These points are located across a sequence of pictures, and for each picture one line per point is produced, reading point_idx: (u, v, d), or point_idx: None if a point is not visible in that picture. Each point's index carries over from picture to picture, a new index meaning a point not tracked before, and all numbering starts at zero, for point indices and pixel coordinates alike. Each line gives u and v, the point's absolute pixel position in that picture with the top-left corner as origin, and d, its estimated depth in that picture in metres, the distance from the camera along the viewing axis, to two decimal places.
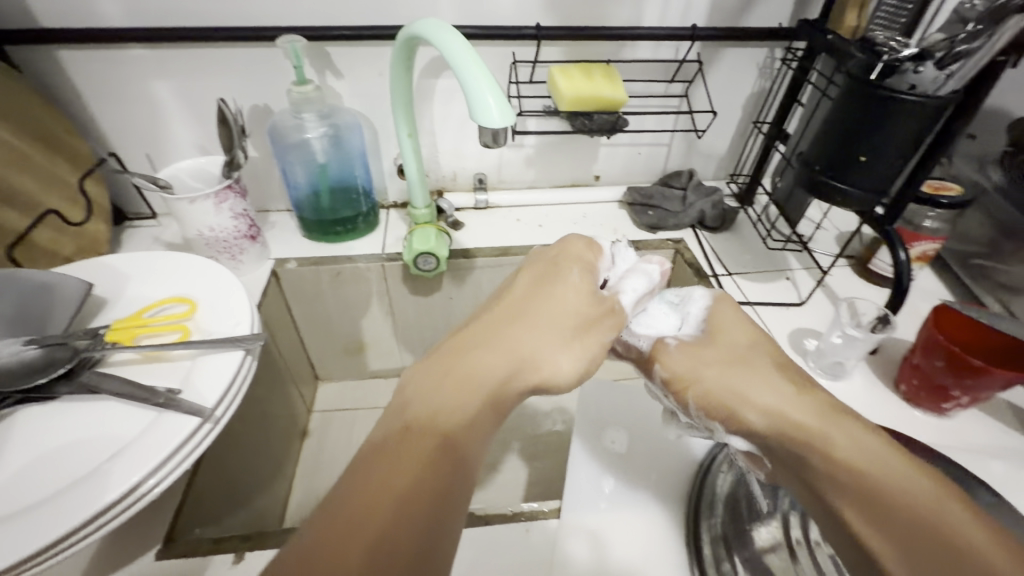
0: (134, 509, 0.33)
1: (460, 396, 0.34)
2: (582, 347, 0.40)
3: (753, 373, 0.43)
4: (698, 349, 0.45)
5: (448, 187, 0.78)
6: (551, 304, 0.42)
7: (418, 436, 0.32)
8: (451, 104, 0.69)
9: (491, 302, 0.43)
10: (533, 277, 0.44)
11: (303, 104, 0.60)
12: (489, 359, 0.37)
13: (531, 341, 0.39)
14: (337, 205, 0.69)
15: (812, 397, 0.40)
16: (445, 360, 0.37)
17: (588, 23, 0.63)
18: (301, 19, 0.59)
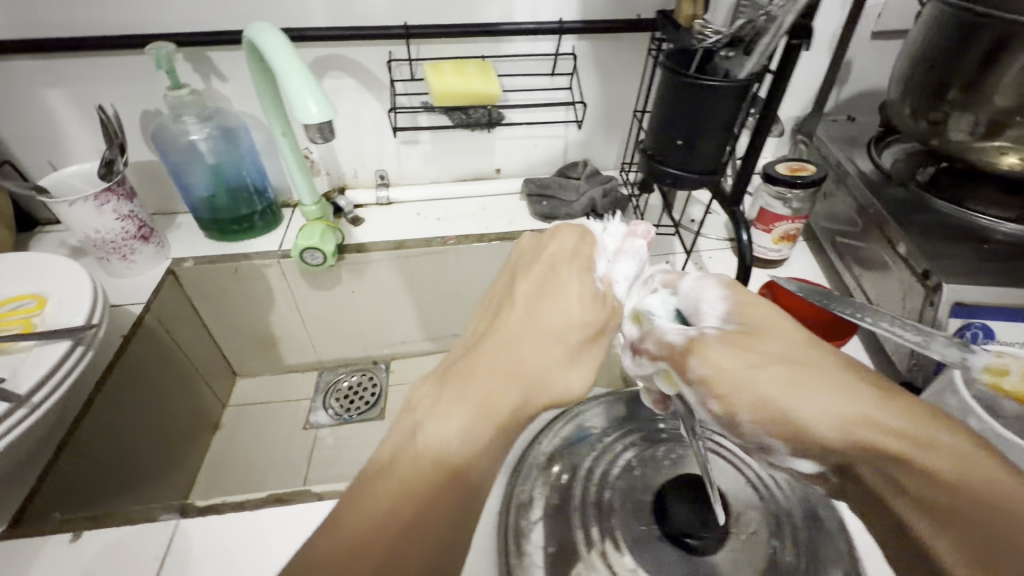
0: None
1: (471, 421, 0.33)
2: (590, 358, 0.39)
3: (815, 370, 0.34)
4: (732, 346, 0.36)
5: (350, 184, 0.80)
6: (556, 313, 0.39)
7: (426, 467, 0.31)
8: (339, 102, 0.71)
9: (497, 310, 0.40)
10: (539, 281, 0.41)
11: (180, 107, 0.62)
12: (502, 378, 0.35)
13: (540, 358, 0.37)
14: (232, 204, 0.71)
15: (887, 397, 0.32)
16: (455, 376, 0.35)
17: (459, 21, 0.65)
18: (174, 25, 0.61)
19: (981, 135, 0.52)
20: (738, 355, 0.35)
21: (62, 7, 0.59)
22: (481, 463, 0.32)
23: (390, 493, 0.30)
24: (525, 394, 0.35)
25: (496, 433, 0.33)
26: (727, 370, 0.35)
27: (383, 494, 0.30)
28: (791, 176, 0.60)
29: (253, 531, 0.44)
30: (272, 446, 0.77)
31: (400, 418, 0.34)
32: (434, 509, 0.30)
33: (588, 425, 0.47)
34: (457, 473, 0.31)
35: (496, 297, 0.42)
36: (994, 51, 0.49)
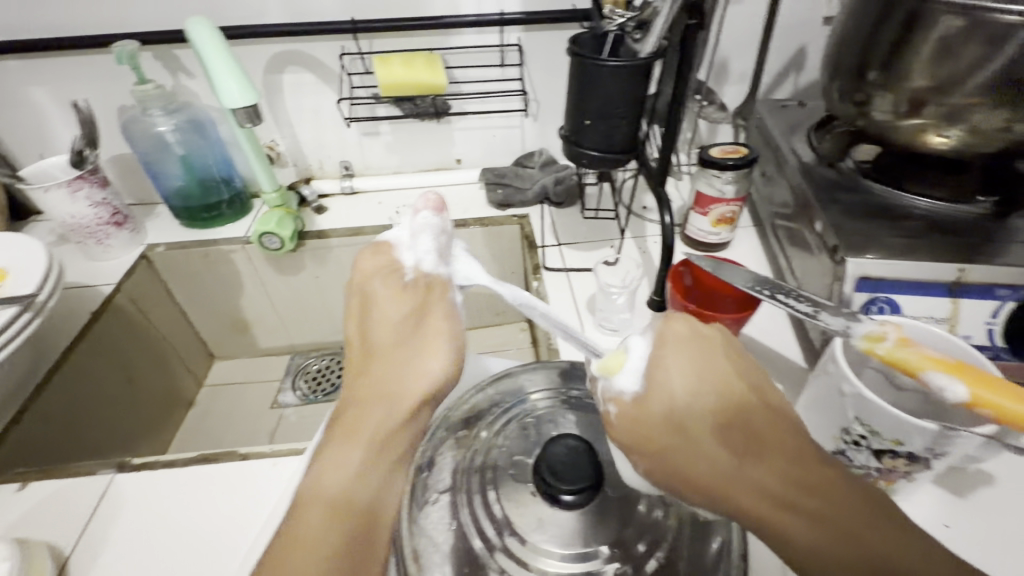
0: None
1: (347, 451, 0.35)
2: (439, 342, 0.41)
3: (707, 442, 0.32)
4: (626, 416, 0.34)
5: (316, 175, 0.84)
6: (393, 332, 0.41)
7: (318, 510, 0.33)
8: (300, 95, 0.75)
9: (364, 342, 0.43)
10: (360, 303, 0.44)
11: (146, 101, 0.68)
12: (368, 406, 0.38)
13: (393, 370, 0.39)
14: (201, 194, 0.76)
15: (771, 466, 0.31)
16: (335, 423, 0.38)
17: (405, 15, 0.68)
18: (140, 26, 0.66)
19: (904, 115, 0.52)
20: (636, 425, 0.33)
21: (37, 10, 0.64)
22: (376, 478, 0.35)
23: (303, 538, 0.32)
24: (391, 405, 0.38)
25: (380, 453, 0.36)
26: (627, 436, 0.34)
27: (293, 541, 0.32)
28: (723, 158, 0.61)
29: (178, 486, 0.48)
30: (240, 423, 0.81)
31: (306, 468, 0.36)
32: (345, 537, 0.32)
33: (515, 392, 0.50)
34: (344, 504, 0.33)
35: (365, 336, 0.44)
36: (908, 28, 0.49)
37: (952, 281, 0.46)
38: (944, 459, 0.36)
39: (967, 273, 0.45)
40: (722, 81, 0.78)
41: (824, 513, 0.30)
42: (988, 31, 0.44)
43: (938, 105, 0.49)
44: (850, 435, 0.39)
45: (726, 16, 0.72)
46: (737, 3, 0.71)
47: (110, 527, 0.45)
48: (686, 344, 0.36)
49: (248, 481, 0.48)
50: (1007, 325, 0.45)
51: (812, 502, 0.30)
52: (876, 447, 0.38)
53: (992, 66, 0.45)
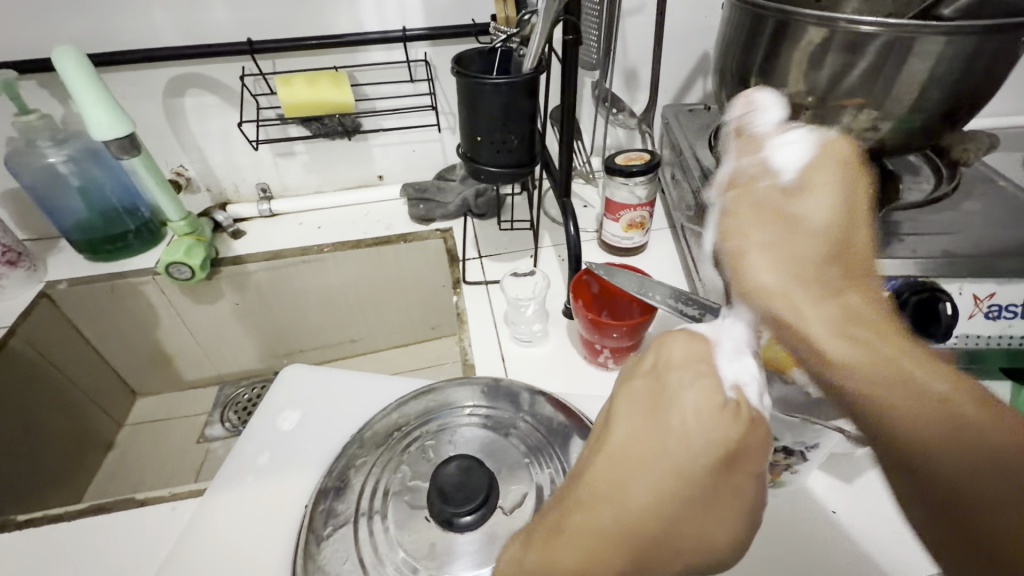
0: None
1: None
2: (735, 501, 0.29)
3: (782, 249, 0.35)
4: (752, 223, 0.37)
5: (232, 199, 0.81)
6: (660, 453, 0.30)
7: None
8: (204, 118, 0.72)
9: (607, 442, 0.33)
10: (647, 394, 0.33)
11: (31, 132, 0.64)
12: (621, 532, 0.29)
13: (656, 507, 0.29)
14: (103, 226, 0.72)
15: (880, 349, 0.28)
16: (541, 532, 0.32)
17: (304, 34, 0.67)
18: (19, 53, 0.63)
19: (784, 119, 0.55)
20: (775, 253, 0.35)
21: None
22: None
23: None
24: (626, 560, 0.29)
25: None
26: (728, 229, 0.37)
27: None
28: (627, 164, 0.62)
29: (67, 540, 0.45)
30: (163, 461, 0.78)
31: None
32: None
33: (442, 406, 0.50)
34: None
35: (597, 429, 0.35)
36: (777, 36, 0.51)
37: None
38: (815, 449, 0.38)
39: None
40: (633, 87, 0.80)
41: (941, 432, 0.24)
42: (845, 39, 0.46)
43: (812, 108, 0.52)
44: None
45: (629, 25, 0.74)
46: (637, 12, 0.73)
47: None
48: (864, 218, 0.36)
49: (143, 529, 0.45)
50: None
51: (953, 417, 0.24)
52: None
53: (852, 71, 0.47)
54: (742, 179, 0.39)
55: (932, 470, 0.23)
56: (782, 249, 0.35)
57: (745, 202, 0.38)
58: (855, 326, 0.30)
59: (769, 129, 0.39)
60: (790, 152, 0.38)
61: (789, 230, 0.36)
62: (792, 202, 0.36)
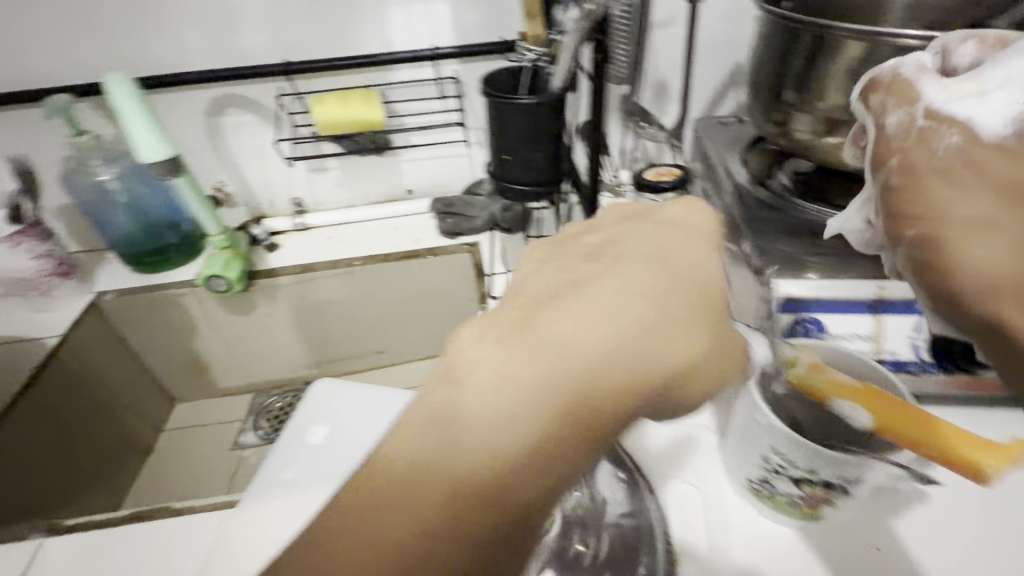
0: None
1: (531, 401, 0.23)
2: (724, 350, 0.27)
3: (975, 201, 0.29)
4: (968, 186, 0.30)
5: (267, 213, 0.84)
6: (665, 268, 0.27)
7: (444, 466, 0.22)
8: (243, 136, 0.75)
9: (625, 261, 0.27)
10: (642, 227, 0.31)
11: (84, 151, 0.69)
12: (607, 341, 0.24)
13: (637, 333, 0.25)
14: (146, 239, 0.76)
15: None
16: (523, 339, 0.24)
17: (337, 54, 0.69)
18: (74, 78, 0.67)
19: (823, 134, 0.53)
20: (993, 225, 0.28)
21: None
22: (539, 502, 0.23)
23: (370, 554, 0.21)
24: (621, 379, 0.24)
25: (553, 485, 0.23)
26: (904, 183, 0.32)
27: (352, 518, 0.22)
28: (657, 180, 0.61)
29: (106, 545, 0.47)
30: (198, 467, 0.80)
31: (419, 401, 0.24)
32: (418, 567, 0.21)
33: None
34: (495, 473, 0.22)
35: (564, 237, 0.32)
36: (815, 50, 0.49)
37: (873, 298, 0.45)
38: (859, 486, 0.36)
39: (887, 292, 0.45)
40: (663, 100, 0.79)
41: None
42: (887, 53, 0.44)
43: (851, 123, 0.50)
44: (770, 463, 0.38)
45: (659, 37, 0.73)
46: (667, 25, 0.72)
47: None
48: None
49: (176, 539, 0.47)
50: (931, 340, 0.45)
51: None
52: (796, 476, 0.37)
53: None
54: (925, 127, 0.32)
55: None
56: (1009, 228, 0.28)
57: (921, 164, 0.31)
58: None
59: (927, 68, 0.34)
60: (994, 108, 0.31)
61: (1016, 198, 0.29)
62: (1012, 165, 0.30)
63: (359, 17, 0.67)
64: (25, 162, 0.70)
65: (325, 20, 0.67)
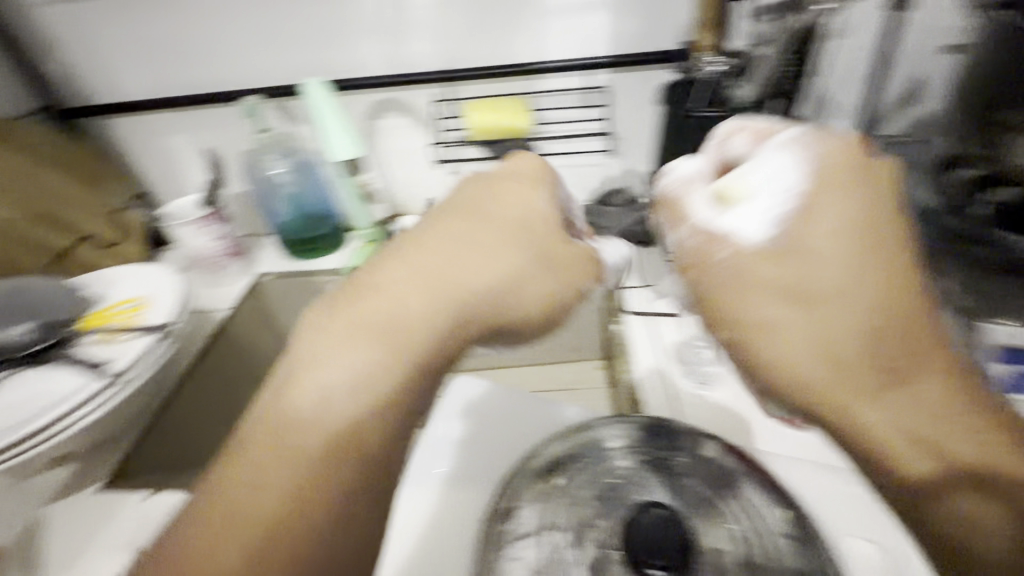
0: (57, 435, 0.48)
1: (371, 352, 0.31)
2: (569, 276, 0.38)
3: (852, 286, 0.30)
4: (763, 295, 0.32)
5: (405, 211, 0.88)
6: (491, 220, 0.36)
7: (297, 424, 0.29)
8: (394, 138, 0.80)
9: (408, 263, 0.33)
10: (471, 194, 0.38)
11: (267, 147, 0.76)
12: (461, 294, 0.33)
13: (484, 273, 0.34)
14: (303, 228, 0.83)
15: (965, 434, 0.28)
16: (397, 328, 0.31)
17: (492, 63, 0.71)
18: (262, 81, 0.74)
19: None
20: (808, 332, 0.31)
21: (183, 73, 0.74)
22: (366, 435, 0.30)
23: (234, 500, 0.28)
24: (445, 321, 0.32)
25: (378, 445, 0.30)
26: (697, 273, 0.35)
27: (233, 483, 0.29)
28: None
29: None
30: None
31: (249, 409, 0.31)
32: (291, 503, 0.28)
33: (593, 445, 0.47)
34: (356, 431, 0.30)
35: (450, 201, 0.38)
36: None
37: None
38: None
39: None
40: None
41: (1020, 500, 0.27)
42: None
43: None
44: None
45: None
46: None
47: None
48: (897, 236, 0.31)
49: None
50: None
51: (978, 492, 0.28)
52: None
53: None
54: (713, 236, 0.34)
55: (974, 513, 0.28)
56: (865, 329, 0.30)
57: (711, 261, 0.34)
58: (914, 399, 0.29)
59: (694, 184, 0.36)
60: (779, 176, 0.33)
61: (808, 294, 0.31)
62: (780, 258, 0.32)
63: (518, 27, 0.68)
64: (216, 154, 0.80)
65: (486, 30, 0.69)
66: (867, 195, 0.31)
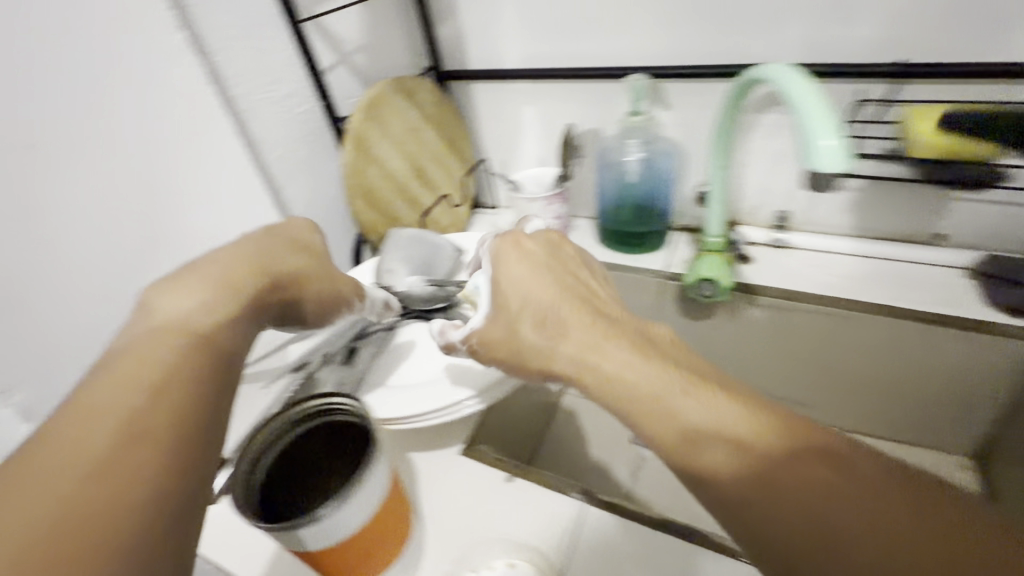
0: (444, 419, 0.49)
1: (202, 288, 0.34)
2: (330, 279, 0.46)
3: (530, 313, 0.37)
4: (563, 357, 0.34)
5: (744, 220, 0.77)
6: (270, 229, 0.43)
7: (143, 357, 0.28)
8: (773, 137, 0.68)
9: (244, 243, 0.39)
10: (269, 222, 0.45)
11: (633, 130, 0.70)
12: (230, 255, 0.38)
13: (276, 253, 0.40)
14: (634, 220, 0.78)
15: (675, 387, 0.29)
16: (210, 282, 0.35)
17: (967, 60, 0.55)
18: (648, 60, 0.69)
19: None
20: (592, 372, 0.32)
21: (566, 45, 0.72)
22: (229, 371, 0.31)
23: (37, 456, 0.23)
24: (251, 275, 0.37)
25: (198, 359, 0.29)
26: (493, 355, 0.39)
27: (51, 451, 0.23)
28: None
29: (638, 541, 0.47)
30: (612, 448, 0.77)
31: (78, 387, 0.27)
32: (115, 439, 0.24)
33: None
34: (197, 344, 0.30)
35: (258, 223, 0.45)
36: None
37: None
38: None
39: None
40: None
41: (806, 498, 0.24)
42: None
43: None
44: None
45: None
46: None
47: (574, 558, 0.46)
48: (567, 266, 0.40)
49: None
50: None
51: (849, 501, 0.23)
52: None
53: None
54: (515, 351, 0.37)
55: (825, 540, 0.23)
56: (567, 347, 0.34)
57: (490, 342, 0.39)
58: (674, 414, 0.28)
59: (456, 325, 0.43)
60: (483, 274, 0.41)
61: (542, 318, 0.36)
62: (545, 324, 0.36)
63: None
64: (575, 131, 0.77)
65: (980, 15, 0.53)
66: (550, 252, 0.41)
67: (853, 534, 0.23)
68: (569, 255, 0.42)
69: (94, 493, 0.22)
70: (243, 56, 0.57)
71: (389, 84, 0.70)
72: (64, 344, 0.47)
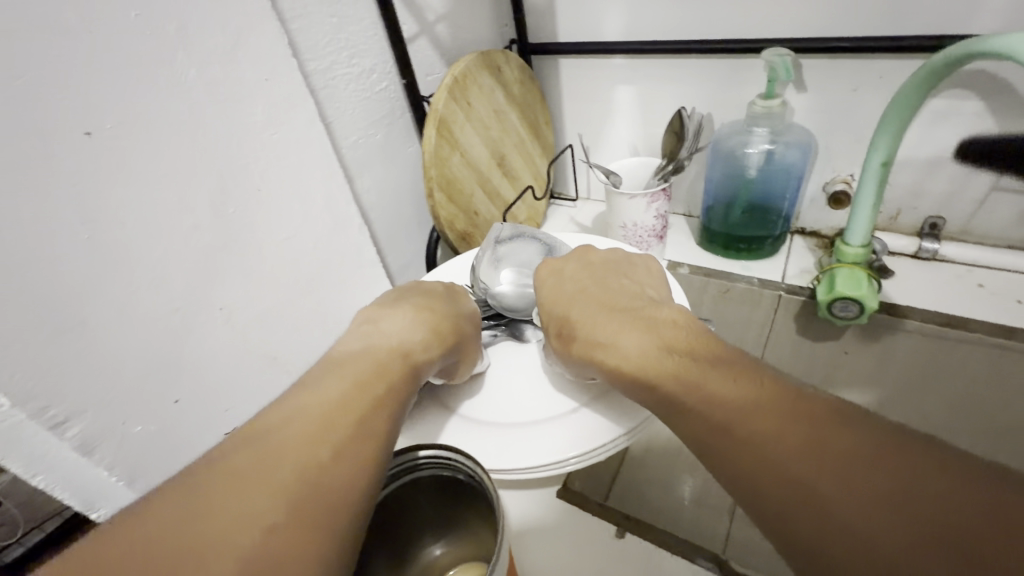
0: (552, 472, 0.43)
1: (406, 329, 0.36)
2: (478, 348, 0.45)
3: (560, 313, 0.42)
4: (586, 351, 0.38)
5: (881, 226, 0.66)
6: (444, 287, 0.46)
7: (360, 380, 0.30)
8: (940, 128, 0.56)
9: (434, 296, 0.42)
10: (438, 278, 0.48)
11: (762, 117, 0.59)
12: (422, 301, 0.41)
13: (455, 313, 0.43)
14: (748, 222, 0.68)
15: (729, 378, 0.28)
16: (411, 319, 0.38)
17: None
18: (788, 30, 0.57)
19: None
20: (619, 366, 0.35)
21: (686, 11, 0.61)
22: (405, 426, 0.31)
23: (243, 455, 0.24)
24: (441, 328, 0.39)
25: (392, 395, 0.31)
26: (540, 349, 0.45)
27: (260, 443, 0.24)
28: None
29: None
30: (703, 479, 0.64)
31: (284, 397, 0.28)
32: (328, 439, 0.25)
33: None
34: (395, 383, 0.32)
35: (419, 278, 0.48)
36: None
37: None
38: None
39: None
40: None
41: (813, 467, 0.23)
42: None
43: None
44: None
45: None
46: None
47: None
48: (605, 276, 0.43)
49: None
50: None
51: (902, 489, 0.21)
52: None
53: None
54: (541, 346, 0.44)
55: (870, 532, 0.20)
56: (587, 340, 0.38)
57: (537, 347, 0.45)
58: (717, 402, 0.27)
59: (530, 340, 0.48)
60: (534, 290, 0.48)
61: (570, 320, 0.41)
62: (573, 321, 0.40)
63: None
64: (690, 114, 0.65)
65: None
66: (580, 265, 0.45)
67: (851, 501, 0.21)
68: (597, 261, 0.45)
69: (302, 489, 0.23)
70: (318, 25, 0.49)
71: (474, 59, 0.61)
72: (142, 362, 0.38)
